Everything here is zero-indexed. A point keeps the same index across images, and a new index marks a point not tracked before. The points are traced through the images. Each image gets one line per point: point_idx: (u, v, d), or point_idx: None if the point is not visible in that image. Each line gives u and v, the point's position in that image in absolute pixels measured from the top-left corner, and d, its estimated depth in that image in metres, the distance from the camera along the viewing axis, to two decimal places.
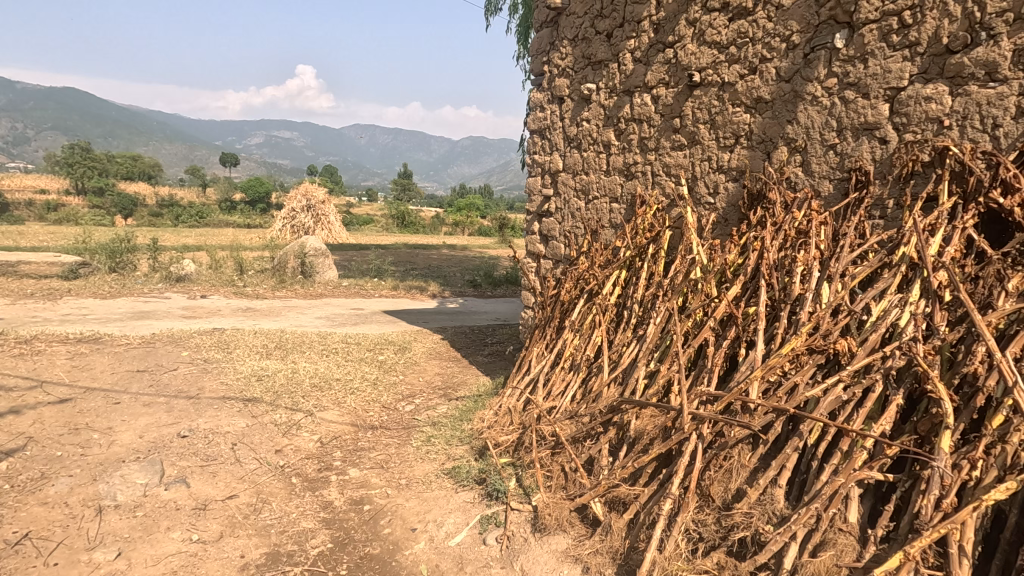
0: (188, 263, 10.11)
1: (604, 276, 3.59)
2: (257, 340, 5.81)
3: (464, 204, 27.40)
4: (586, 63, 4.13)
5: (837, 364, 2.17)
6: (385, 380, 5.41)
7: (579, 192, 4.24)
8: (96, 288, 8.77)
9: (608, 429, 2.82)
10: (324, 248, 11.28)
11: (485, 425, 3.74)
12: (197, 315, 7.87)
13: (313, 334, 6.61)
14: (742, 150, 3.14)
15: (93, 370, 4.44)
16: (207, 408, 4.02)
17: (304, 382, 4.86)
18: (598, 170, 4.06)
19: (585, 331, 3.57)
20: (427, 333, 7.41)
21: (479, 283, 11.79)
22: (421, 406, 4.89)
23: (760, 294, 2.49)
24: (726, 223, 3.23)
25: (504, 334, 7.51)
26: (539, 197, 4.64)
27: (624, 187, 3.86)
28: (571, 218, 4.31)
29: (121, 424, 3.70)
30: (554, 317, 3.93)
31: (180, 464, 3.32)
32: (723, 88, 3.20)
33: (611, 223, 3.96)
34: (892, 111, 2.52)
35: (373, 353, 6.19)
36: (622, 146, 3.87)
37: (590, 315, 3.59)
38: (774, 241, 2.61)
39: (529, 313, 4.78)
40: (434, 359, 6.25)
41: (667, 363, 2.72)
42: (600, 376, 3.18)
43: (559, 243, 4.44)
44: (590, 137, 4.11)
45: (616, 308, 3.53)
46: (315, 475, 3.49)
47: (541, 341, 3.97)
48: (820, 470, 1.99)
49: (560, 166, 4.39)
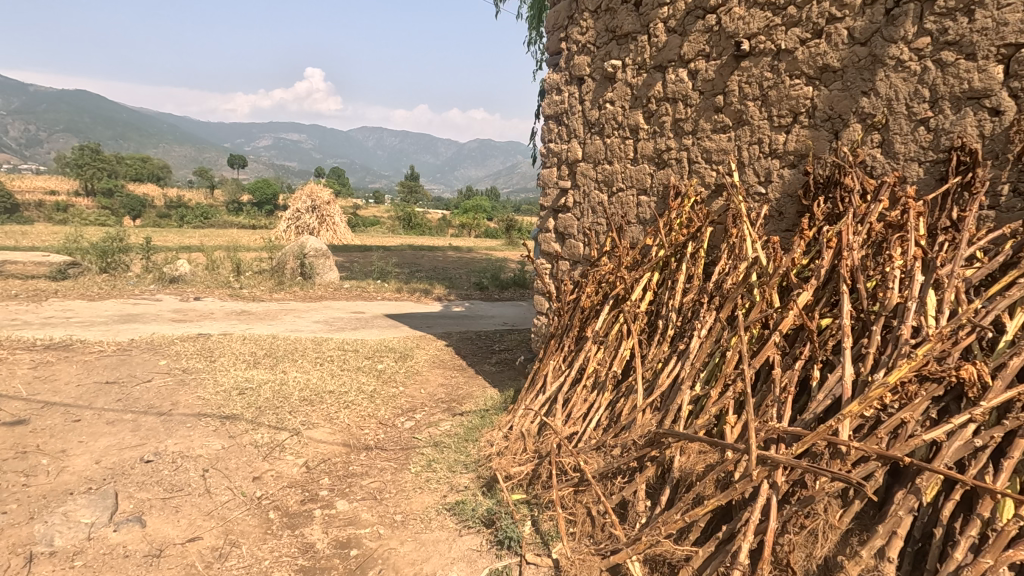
0: (184, 263, 9.68)
1: (633, 279, 3.10)
2: (245, 347, 5.35)
3: (470, 204, 26.89)
4: (610, 37, 3.63)
5: (959, 397, 1.66)
6: (384, 392, 4.92)
7: (600, 184, 3.75)
8: (84, 290, 8.34)
9: (644, 466, 2.33)
10: (325, 249, 10.83)
11: (495, 451, 3.27)
12: (187, 318, 7.43)
13: (307, 340, 6.14)
14: (802, 130, 2.63)
15: (56, 382, 3.99)
16: (178, 428, 3.55)
17: (293, 395, 4.39)
18: (624, 159, 3.57)
19: (610, 343, 3.09)
20: (431, 339, 6.92)
21: (486, 286, 11.30)
22: (422, 422, 4.41)
23: (842, 303, 1.98)
24: (781, 218, 2.73)
25: (512, 341, 7.01)
26: (554, 190, 4.14)
27: (655, 177, 3.37)
28: (593, 214, 3.82)
29: (76, 446, 3.24)
30: (574, 325, 3.44)
31: (138, 497, 2.86)
32: (779, 56, 2.69)
33: (637, 219, 3.48)
34: (1007, 74, 2.03)
35: (372, 361, 5.71)
36: (653, 130, 3.37)
37: (617, 324, 3.11)
38: (856, 236, 2.10)
39: (543, 320, 4.30)
40: (437, 368, 5.76)
41: (718, 387, 2.23)
42: (631, 398, 2.68)
43: (577, 241, 3.95)
44: (614, 121, 3.62)
45: (647, 317, 3.04)
46: (298, 509, 3.01)
47: (558, 353, 3.49)
48: (947, 542, 1.49)
49: (579, 155, 3.90)
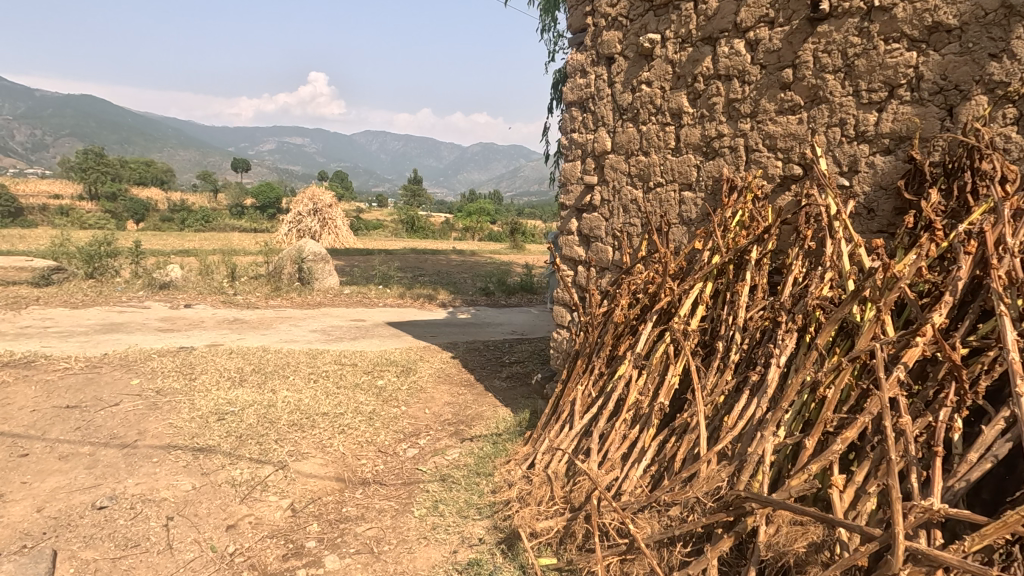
0: (175, 268, 9.19)
1: (682, 291, 2.58)
2: (231, 362, 4.83)
3: (475, 206, 26.35)
4: (647, 7, 3.12)
5: None
6: (385, 413, 4.41)
7: (634, 178, 3.25)
8: (68, 297, 7.86)
9: (714, 536, 1.83)
10: (325, 253, 10.35)
11: (516, 495, 2.76)
12: (174, 328, 6.94)
13: (301, 352, 5.63)
14: (904, 106, 2.12)
15: (9, 407, 3.50)
16: (143, 464, 3.04)
17: (282, 420, 3.88)
18: (663, 149, 3.07)
19: (652, 367, 2.58)
20: (436, 351, 6.40)
21: (492, 291, 10.78)
22: (427, 449, 3.89)
23: (1002, 331, 1.45)
24: (871, 216, 2.23)
25: (523, 352, 6.47)
26: (577, 186, 3.64)
27: (702, 169, 2.87)
28: (624, 213, 3.31)
29: (18, 489, 2.76)
30: (606, 343, 2.94)
31: (81, 558, 2.37)
32: (870, 16, 2.18)
33: (680, 219, 2.98)
34: None
35: (371, 376, 5.20)
36: (700, 114, 2.87)
37: (661, 344, 2.60)
38: (1010, 239, 1.58)
39: (565, 333, 3.79)
40: (443, 384, 5.23)
41: (816, 435, 1.70)
42: (688, 440, 2.18)
43: (605, 244, 3.45)
44: (652, 105, 3.11)
45: (700, 336, 2.53)
46: (277, 569, 2.50)
47: (587, 376, 2.99)
48: None
49: (607, 145, 3.40)
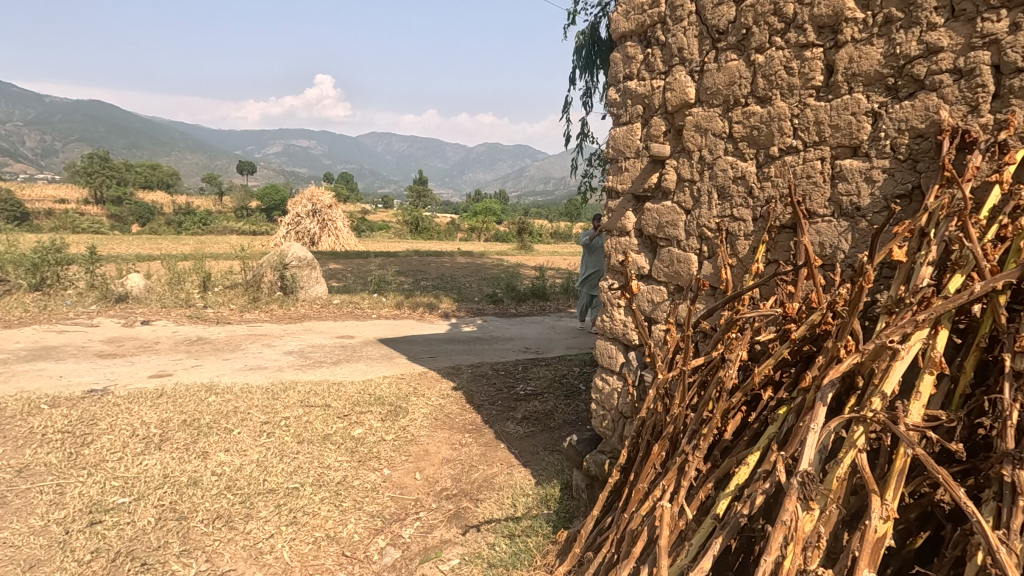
0: (136, 277, 7.91)
1: (889, 350, 1.30)
2: (155, 411, 3.60)
3: (480, 206, 25.02)
4: None
5: None
6: (357, 483, 3.14)
7: (739, 143, 1.99)
8: (3, 313, 6.67)
9: None
10: (311, 258, 9.07)
11: None
12: (117, 351, 5.74)
13: (259, 389, 4.39)
14: None
15: None
16: None
17: (200, 510, 2.64)
18: (799, 90, 1.81)
19: (830, 495, 1.31)
20: (434, 380, 5.12)
21: (501, 297, 9.49)
22: (416, 547, 2.63)
23: None
24: None
25: (542, 379, 5.19)
26: (636, 162, 2.38)
27: (886, 117, 1.61)
28: (721, 199, 2.05)
29: None
30: (710, 425, 1.69)
31: None
32: None
33: (833, 206, 1.73)
34: None
35: (346, 422, 3.94)
36: (882, 18, 1.61)
37: (844, 452, 1.32)
38: None
39: (615, 381, 2.55)
40: (442, 431, 3.97)
41: None
42: None
43: (685, 249, 2.19)
44: (778, 16, 1.85)
45: (929, 440, 1.26)
46: None
47: (673, 478, 1.74)
48: None
49: (691, 91, 2.14)
